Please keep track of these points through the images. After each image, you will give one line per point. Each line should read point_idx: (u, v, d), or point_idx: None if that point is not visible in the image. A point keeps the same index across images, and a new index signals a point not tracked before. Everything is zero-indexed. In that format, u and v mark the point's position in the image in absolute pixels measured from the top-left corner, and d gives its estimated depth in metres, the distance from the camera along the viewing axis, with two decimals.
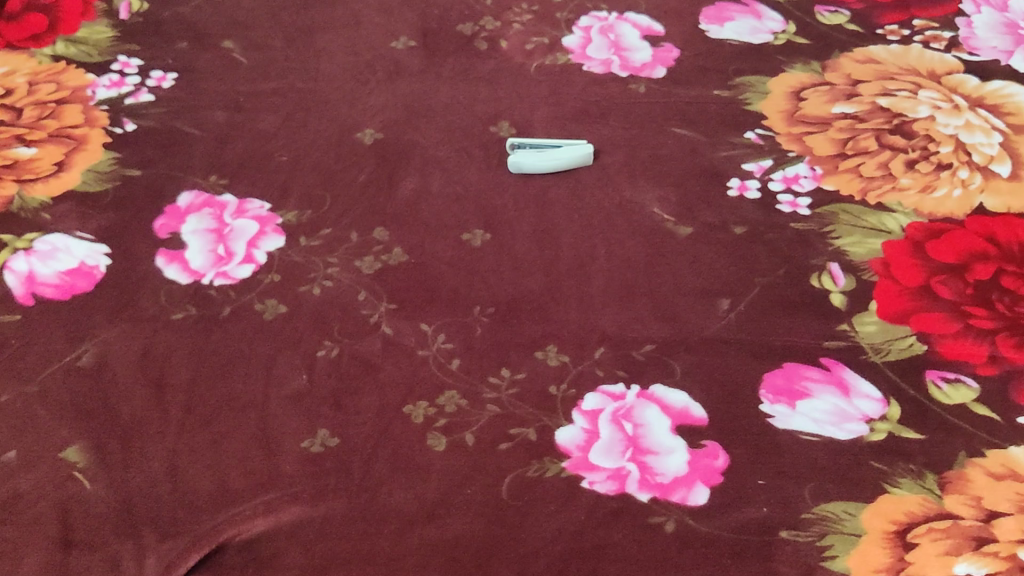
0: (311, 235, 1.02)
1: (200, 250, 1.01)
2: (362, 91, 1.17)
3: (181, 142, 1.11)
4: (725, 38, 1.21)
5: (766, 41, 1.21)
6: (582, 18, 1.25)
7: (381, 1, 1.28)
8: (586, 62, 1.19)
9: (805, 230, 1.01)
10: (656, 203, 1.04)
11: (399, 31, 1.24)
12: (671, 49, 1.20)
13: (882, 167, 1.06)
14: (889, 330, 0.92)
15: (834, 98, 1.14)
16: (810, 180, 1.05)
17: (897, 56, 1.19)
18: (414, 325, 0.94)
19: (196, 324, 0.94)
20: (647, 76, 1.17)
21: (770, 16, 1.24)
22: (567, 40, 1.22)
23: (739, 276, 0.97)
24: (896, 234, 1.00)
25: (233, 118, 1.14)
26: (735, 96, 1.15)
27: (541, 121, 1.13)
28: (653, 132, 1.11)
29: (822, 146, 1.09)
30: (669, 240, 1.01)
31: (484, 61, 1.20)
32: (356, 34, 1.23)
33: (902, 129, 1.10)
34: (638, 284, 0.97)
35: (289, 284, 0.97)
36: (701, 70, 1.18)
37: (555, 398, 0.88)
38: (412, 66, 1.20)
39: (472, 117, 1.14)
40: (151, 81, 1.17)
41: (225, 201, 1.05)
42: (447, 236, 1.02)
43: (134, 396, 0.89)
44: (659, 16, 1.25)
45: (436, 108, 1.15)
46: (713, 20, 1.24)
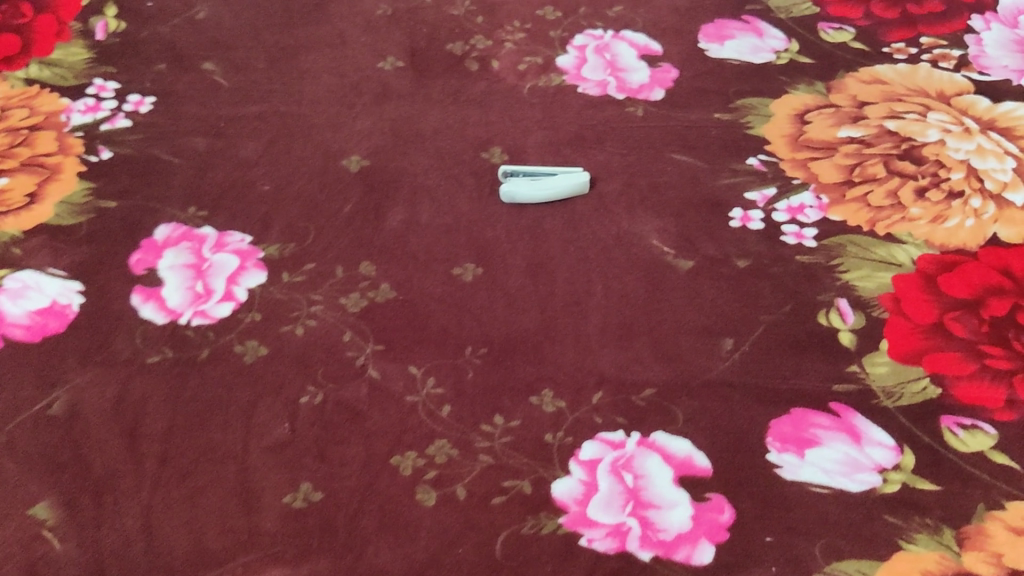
0: (294, 270, 0.97)
1: (177, 287, 0.96)
2: (348, 116, 1.12)
3: (159, 171, 1.06)
4: (725, 58, 1.17)
5: (768, 61, 1.16)
6: (578, 35, 1.20)
7: (367, 18, 1.23)
8: (581, 83, 1.15)
9: (811, 263, 0.96)
10: (655, 234, 1.00)
11: (386, 51, 1.19)
12: (670, 69, 1.16)
13: (891, 195, 1.02)
14: (902, 372, 0.88)
15: (840, 120, 1.10)
16: (816, 210, 1.01)
17: (904, 76, 1.14)
18: (402, 367, 0.89)
19: (173, 368, 0.90)
20: (645, 99, 1.13)
21: (772, 34, 1.20)
22: (561, 60, 1.17)
23: (743, 314, 0.93)
24: (906, 267, 0.96)
25: (213, 144, 1.09)
26: (736, 119, 1.10)
27: (535, 147, 1.09)
28: (652, 159, 1.07)
29: (827, 173, 1.04)
30: (669, 275, 0.96)
31: (475, 82, 1.16)
32: (341, 54, 1.19)
33: (911, 154, 1.05)
34: (637, 322, 0.93)
35: (271, 324, 0.93)
36: (701, 92, 1.13)
37: (551, 447, 0.84)
38: (400, 88, 1.15)
39: (463, 142, 1.09)
40: (128, 106, 1.13)
41: (204, 233, 1.00)
42: (437, 270, 0.97)
43: (107, 446, 0.84)
44: (657, 34, 1.20)
45: (425, 132, 1.10)
46: (712, 38, 1.19)
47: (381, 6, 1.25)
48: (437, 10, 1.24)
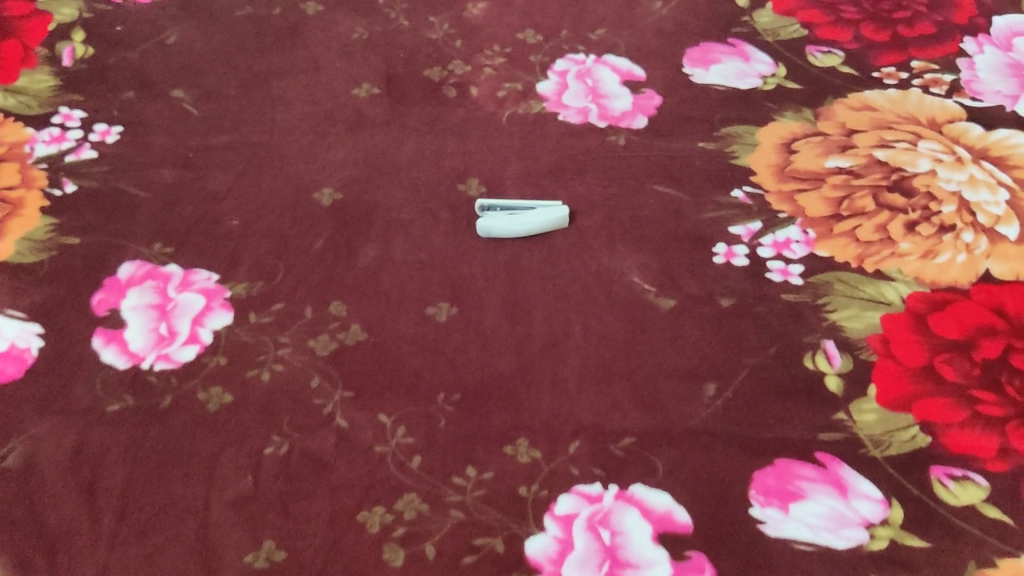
0: (261, 311, 0.94)
1: (141, 329, 0.93)
2: (321, 146, 1.08)
3: (125, 205, 1.03)
4: (711, 83, 1.14)
5: (754, 86, 1.13)
6: (559, 59, 1.17)
7: (342, 42, 1.19)
8: (562, 111, 1.11)
9: (798, 302, 0.93)
10: (636, 271, 0.97)
11: (362, 77, 1.16)
12: (653, 96, 1.13)
13: (880, 230, 0.98)
14: (890, 420, 0.85)
15: (828, 149, 1.06)
16: (803, 245, 0.98)
17: (894, 102, 1.11)
18: (371, 416, 0.86)
19: (134, 416, 0.86)
20: (627, 127, 1.09)
21: (759, 58, 1.16)
22: (542, 86, 1.14)
23: (726, 356, 0.89)
24: (896, 306, 0.93)
25: (181, 177, 1.05)
26: (721, 149, 1.07)
27: (513, 179, 1.05)
28: (633, 191, 1.03)
29: (814, 206, 1.01)
30: (650, 315, 0.93)
31: (453, 109, 1.12)
32: (315, 80, 1.15)
33: (901, 186, 1.02)
34: (616, 365, 0.89)
35: (236, 368, 0.89)
36: (685, 120, 1.10)
37: (525, 501, 0.80)
38: (375, 116, 1.11)
39: (438, 173, 1.06)
40: (94, 135, 1.09)
41: (169, 271, 0.97)
42: (409, 310, 0.94)
43: (62, 502, 0.81)
44: (640, 59, 1.17)
45: (400, 163, 1.07)
46: (697, 62, 1.16)
47: (356, 29, 1.21)
48: (414, 33, 1.20)
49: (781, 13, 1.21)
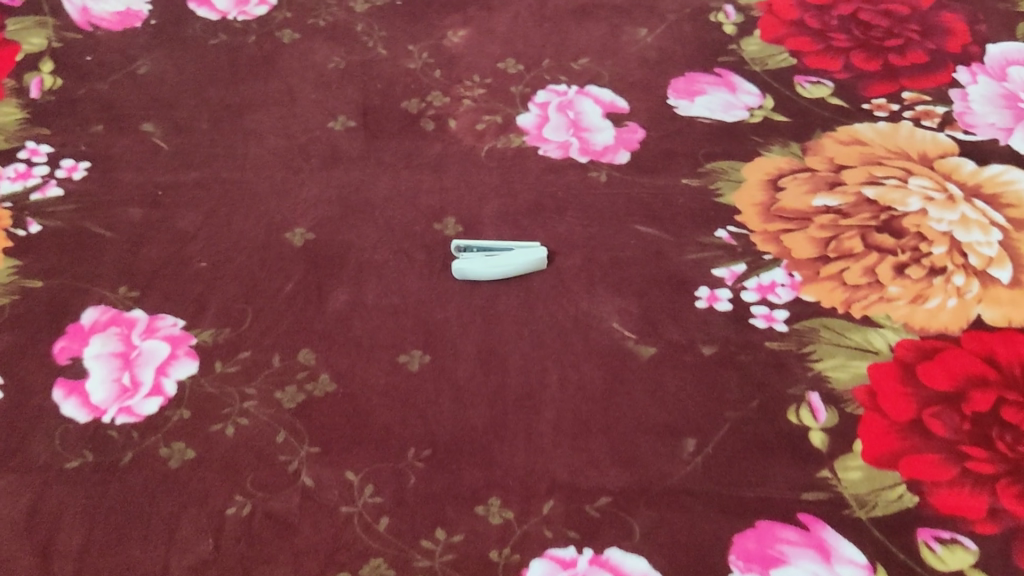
0: (228, 360, 0.91)
1: (103, 379, 0.90)
2: (294, 183, 1.05)
3: (91, 245, 1.00)
4: (696, 116, 1.10)
5: (740, 119, 1.10)
6: (540, 90, 1.14)
7: (319, 72, 1.16)
8: (542, 145, 1.08)
9: (782, 350, 0.90)
10: (616, 316, 0.93)
11: (338, 109, 1.12)
12: (636, 129, 1.09)
13: (868, 273, 0.95)
14: (876, 478, 0.82)
15: (815, 186, 1.03)
16: (788, 289, 0.95)
17: (885, 136, 1.08)
18: (338, 473, 0.83)
19: (93, 474, 0.83)
20: (609, 162, 1.06)
21: (745, 89, 1.13)
22: (522, 119, 1.11)
23: (707, 409, 0.86)
24: (883, 355, 0.90)
25: (149, 215, 1.02)
26: (705, 186, 1.04)
27: (491, 217, 1.02)
28: (614, 231, 1.00)
29: (801, 247, 0.98)
30: (629, 363, 0.90)
31: (430, 143, 1.09)
32: (290, 113, 1.12)
33: (891, 226, 0.99)
34: (593, 418, 0.86)
35: (200, 422, 0.86)
36: (669, 155, 1.07)
37: (496, 566, 0.77)
38: (350, 151, 1.08)
39: (414, 211, 1.03)
40: (60, 171, 1.06)
41: (134, 317, 0.94)
42: (381, 358, 0.91)
43: (16, 567, 0.78)
44: (624, 90, 1.14)
45: (374, 201, 1.04)
46: (682, 94, 1.13)
47: (333, 59, 1.18)
48: (393, 63, 1.17)
49: (769, 41, 1.18)
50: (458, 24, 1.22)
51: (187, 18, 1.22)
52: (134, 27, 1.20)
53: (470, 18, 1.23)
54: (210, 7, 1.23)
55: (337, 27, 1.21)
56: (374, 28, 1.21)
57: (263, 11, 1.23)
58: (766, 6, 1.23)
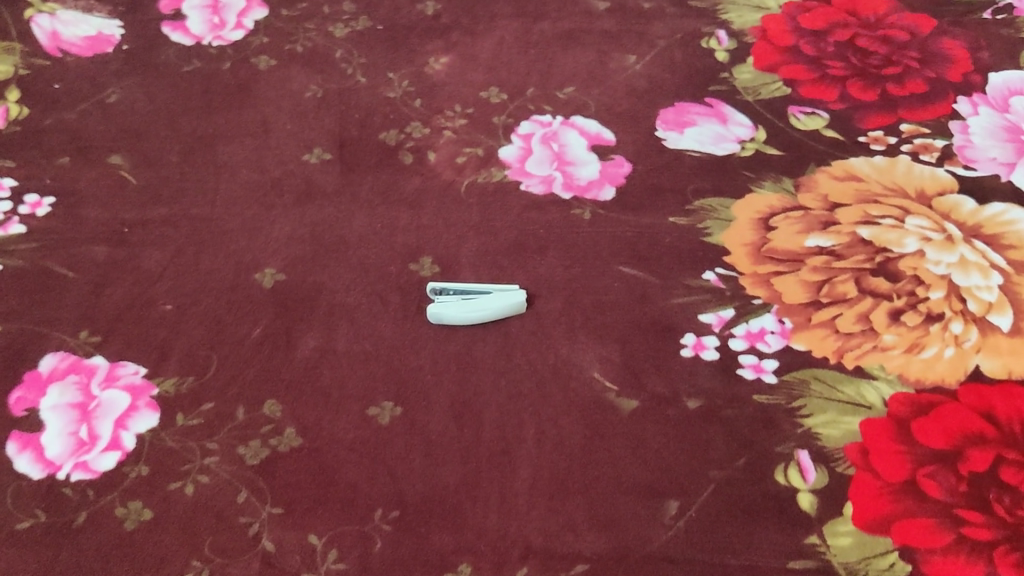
0: (190, 411, 0.87)
1: (59, 432, 0.86)
2: (266, 220, 1.01)
3: (52, 288, 0.96)
4: (685, 148, 1.06)
5: (731, 152, 1.06)
6: (523, 121, 1.10)
7: (295, 102, 1.12)
8: (524, 179, 1.04)
9: (770, 404, 0.86)
10: (597, 365, 0.89)
11: (313, 141, 1.08)
12: (622, 163, 1.05)
13: (861, 320, 0.91)
14: (867, 544, 0.78)
15: (808, 226, 0.99)
16: (778, 336, 0.90)
17: (881, 171, 1.03)
18: (302, 537, 0.79)
19: (45, 535, 0.80)
20: (593, 199, 1.02)
21: (737, 120, 1.09)
22: (504, 152, 1.07)
23: (690, 468, 0.82)
24: (876, 409, 0.86)
25: (114, 255, 0.98)
26: (694, 224, 0.99)
27: (469, 257, 0.98)
28: (598, 273, 0.96)
29: (792, 291, 0.93)
30: (610, 416, 0.86)
31: (408, 178, 1.05)
32: (264, 145, 1.08)
33: (886, 268, 0.95)
34: (571, 477, 0.82)
35: (159, 479, 0.82)
36: (656, 191, 1.02)
37: None
38: (325, 186, 1.04)
39: (389, 250, 0.98)
40: (24, 207, 1.02)
41: (94, 364, 0.90)
42: (350, 410, 0.87)
43: None
44: (611, 121, 1.09)
45: (348, 239, 0.99)
46: (671, 125, 1.09)
47: (310, 87, 1.14)
48: (372, 91, 1.13)
49: (763, 69, 1.14)
50: (440, 50, 1.18)
51: (160, 43, 1.17)
52: (105, 52, 1.16)
53: (452, 44, 1.18)
54: (185, 31, 1.19)
55: (315, 53, 1.17)
56: (353, 54, 1.17)
57: (239, 35, 1.19)
58: (760, 31, 1.18)
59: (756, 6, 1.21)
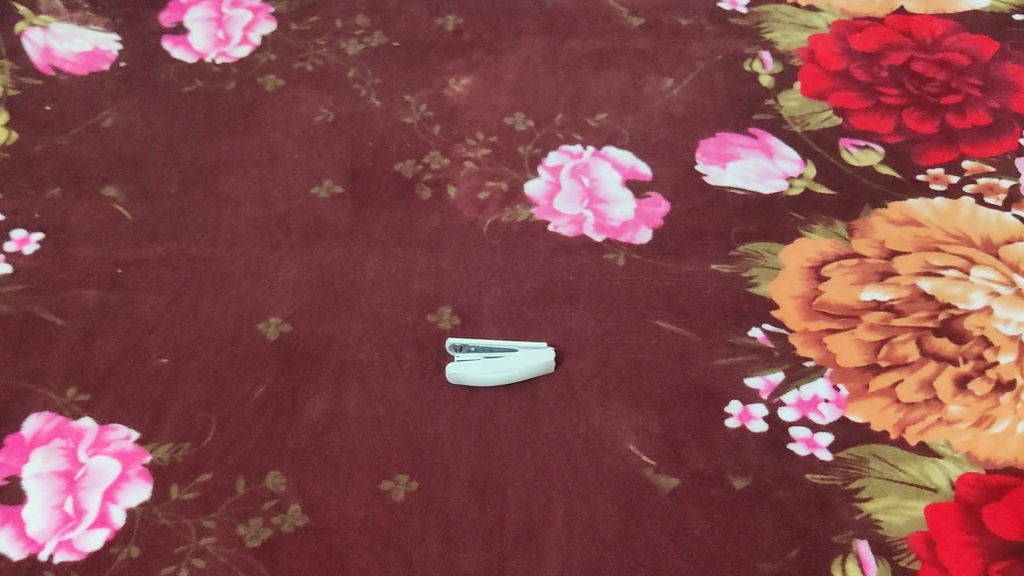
0: (185, 483, 0.79)
1: (42, 505, 0.78)
2: (271, 262, 0.93)
3: (38, 337, 0.88)
4: (727, 185, 0.97)
5: (778, 190, 0.97)
6: (551, 152, 1.01)
7: (304, 127, 1.04)
8: (552, 219, 0.96)
9: (825, 485, 0.78)
10: (633, 436, 0.81)
11: (323, 172, 1.00)
12: (660, 201, 0.97)
13: (924, 388, 0.83)
14: None
15: (863, 276, 0.90)
16: (832, 406, 0.82)
17: (943, 215, 0.94)
18: None
19: None
20: (628, 242, 0.93)
21: (784, 153, 1.00)
22: (530, 187, 0.98)
23: (736, 560, 0.74)
24: (943, 493, 0.77)
25: (106, 299, 0.90)
26: (738, 273, 0.91)
27: (491, 309, 0.90)
28: (632, 328, 0.88)
29: (848, 352, 0.85)
30: (647, 496, 0.78)
31: (426, 215, 0.97)
32: (270, 176, 1.00)
33: (951, 327, 0.86)
34: (603, 566, 0.74)
35: (150, 562, 0.75)
36: (696, 233, 0.94)
37: None
38: (336, 223, 0.96)
39: (405, 298, 0.90)
40: (10, 244, 0.94)
41: (82, 427, 0.83)
42: (361, 485, 0.79)
43: None
44: (646, 152, 1.01)
45: (360, 285, 0.91)
46: (713, 158, 1.00)
47: (320, 110, 1.05)
48: (387, 116, 1.05)
49: (811, 96, 1.05)
50: (460, 70, 1.09)
51: (160, 60, 1.09)
52: (101, 70, 1.08)
53: (474, 63, 1.10)
54: (187, 47, 1.10)
55: (325, 73, 1.09)
56: (367, 73, 1.09)
57: (244, 52, 1.10)
58: (808, 53, 1.09)
59: (803, 25, 1.12)
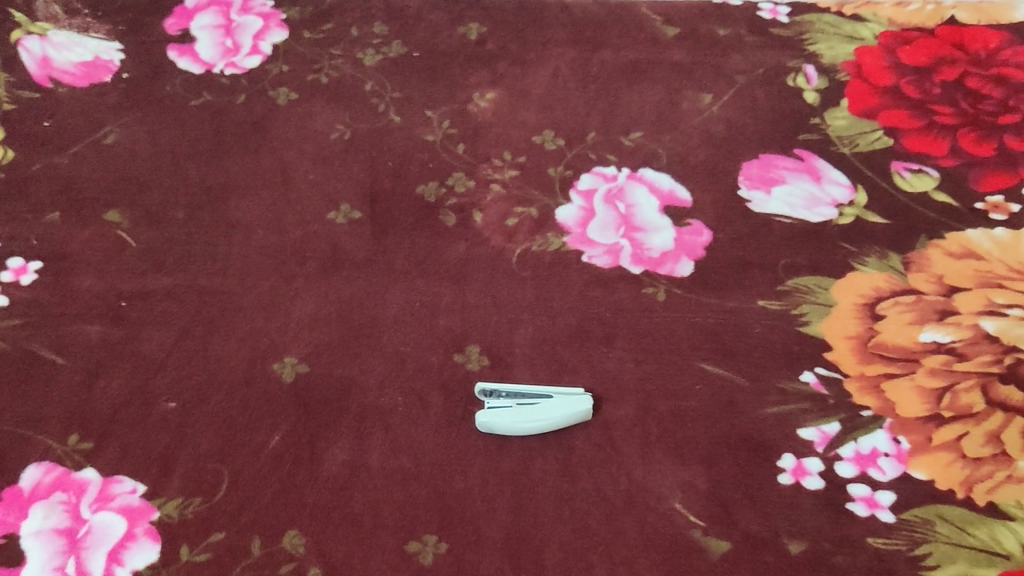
0: (196, 543, 0.73)
1: (41, 567, 0.72)
2: (286, 294, 0.87)
3: (37, 377, 0.82)
4: (773, 213, 0.91)
5: (828, 219, 0.91)
6: (583, 174, 0.95)
7: (319, 144, 0.97)
8: (587, 249, 0.89)
9: (888, 551, 0.72)
10: (679, 494, 0.75)
11: (341, 195, 0.94)
12: (701, 230, 0.90)
13: (991, 442, 0.77)
14: None
15: (922, 315, 0.84)
16: (893, 460, 0.76)
17: (1004, 248, 0.88)
18: None
19: None
20: (668, 275, 0.87)
21: (833, 177, 0.94)
22: (562, 213, 0.92)
23: None
24: (1015, 559, 0.71)
25: (109, 336, 0.84)
26: (787, 310, 0.85)
27: (523, 348, 0.84)
28: (675, 371, 0.82)
29: (908, 401, 0.79)
30: (696, 561, 0.72)
31: (451, 243, 0.91)
32: (283, 199, 0.93)
33: (1017, 373, 0.80)
34: None
35: None
36: (741, 265, 0.88)
37: None
38: (355, 251, 0.90)
39: (430, 337, 0.84)
40: (6, 274, 0.87)
41: (84, 479, 0.77)
42: (386, 547, 0.73)
43: None
44: (685, 175, 0.94)
45: (382, 321, 0.85)
46: (757, 182, 0.93)
47: (336, 126, 0.99)
48: (407, 133, 0.98)
49: (860, 114, 0.98)
50: (485, 84, 1.03)
51: (166, 71, 1.03)
52: (102, 81, 1.01)
53: (499, 76, 1.03)
54: (193, 57, 1.04)
55: (341, 85, 1.02)
56: (386, 86, 1.02)
57: (255, 62, 1.04)
58: (855, 67, 1.03)
59: (848, 36, 1.06)
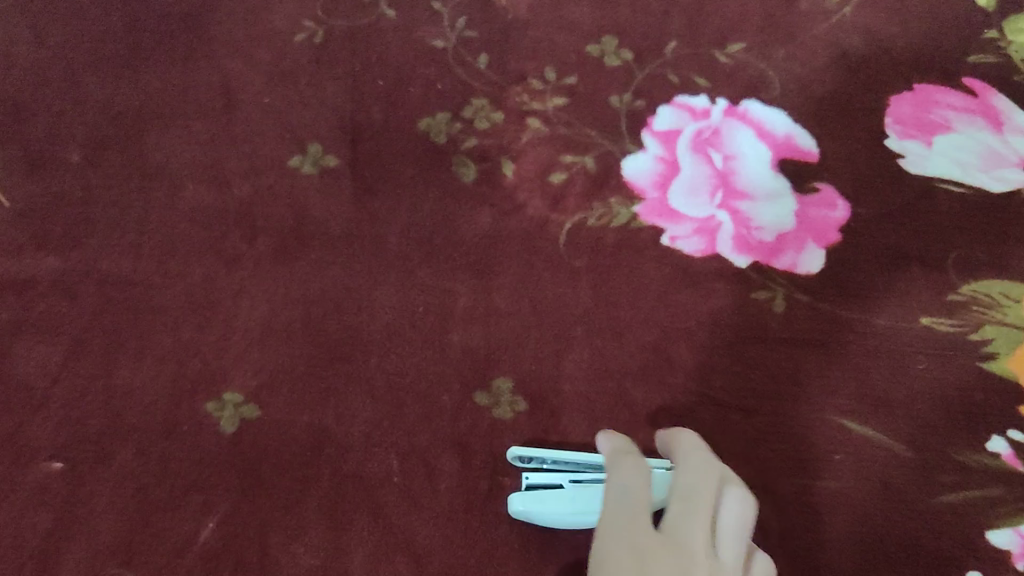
0: None
1: None
2: (228, 286, 0.59)
3: None
4: (937, 177, 0.63)
5: (1014, 189, 0.63)
6: (661, 107, 0.66)
7: (278, 49, 0.68)
8: (669, 225, 0.62)
9: None
10: None
11: (310, 129, 0.65)
12: (834, 200, 0.62)
13: None
14: None
15: None
16: None
17: None
18: None
19: None
20: (787, 270, 0.60)
21: (1018, 123, 0.65)
22: (633, 166, 0.64)
23: None
24: None
25: None
26: (963, 333, 0.58)
27: (575, 383, 0.57)
28: (799, 430, 0.55)
29: None
30: None
31: (469, 209, 0.62)
32: (226, 134, 0.65)
33: None
34: None
35: None
36: (893, 260, 0.60)
37: None
38: (329, 219, 0.62)
39: (439, 362, 0.57)
40: None
41: None
42: None
43: None
44: (808, 114, 0.66)
45: (369, 332, 0.58)
46: (911, 128, 0.65)
47: (304, 22, 0.69)
48: (406, 36, 0.69)
49: None
50: None
51: None
52: None
53: None
54: None
55: None
56: None
57: None
58: None
59: None
